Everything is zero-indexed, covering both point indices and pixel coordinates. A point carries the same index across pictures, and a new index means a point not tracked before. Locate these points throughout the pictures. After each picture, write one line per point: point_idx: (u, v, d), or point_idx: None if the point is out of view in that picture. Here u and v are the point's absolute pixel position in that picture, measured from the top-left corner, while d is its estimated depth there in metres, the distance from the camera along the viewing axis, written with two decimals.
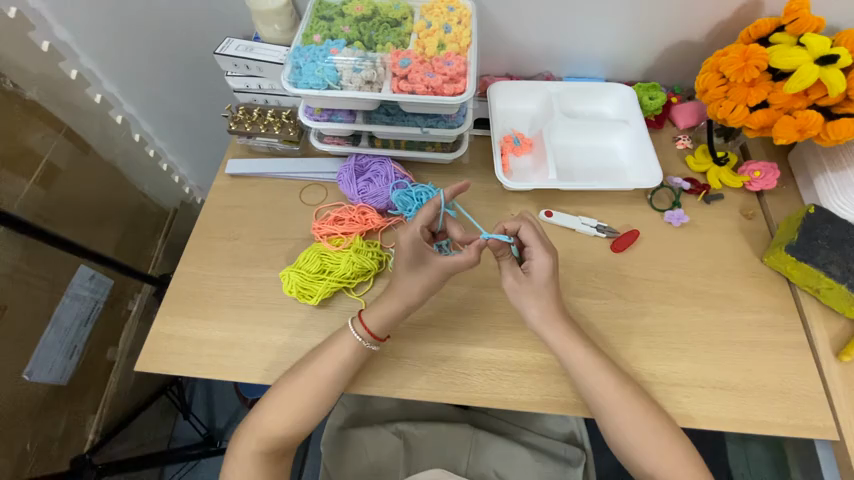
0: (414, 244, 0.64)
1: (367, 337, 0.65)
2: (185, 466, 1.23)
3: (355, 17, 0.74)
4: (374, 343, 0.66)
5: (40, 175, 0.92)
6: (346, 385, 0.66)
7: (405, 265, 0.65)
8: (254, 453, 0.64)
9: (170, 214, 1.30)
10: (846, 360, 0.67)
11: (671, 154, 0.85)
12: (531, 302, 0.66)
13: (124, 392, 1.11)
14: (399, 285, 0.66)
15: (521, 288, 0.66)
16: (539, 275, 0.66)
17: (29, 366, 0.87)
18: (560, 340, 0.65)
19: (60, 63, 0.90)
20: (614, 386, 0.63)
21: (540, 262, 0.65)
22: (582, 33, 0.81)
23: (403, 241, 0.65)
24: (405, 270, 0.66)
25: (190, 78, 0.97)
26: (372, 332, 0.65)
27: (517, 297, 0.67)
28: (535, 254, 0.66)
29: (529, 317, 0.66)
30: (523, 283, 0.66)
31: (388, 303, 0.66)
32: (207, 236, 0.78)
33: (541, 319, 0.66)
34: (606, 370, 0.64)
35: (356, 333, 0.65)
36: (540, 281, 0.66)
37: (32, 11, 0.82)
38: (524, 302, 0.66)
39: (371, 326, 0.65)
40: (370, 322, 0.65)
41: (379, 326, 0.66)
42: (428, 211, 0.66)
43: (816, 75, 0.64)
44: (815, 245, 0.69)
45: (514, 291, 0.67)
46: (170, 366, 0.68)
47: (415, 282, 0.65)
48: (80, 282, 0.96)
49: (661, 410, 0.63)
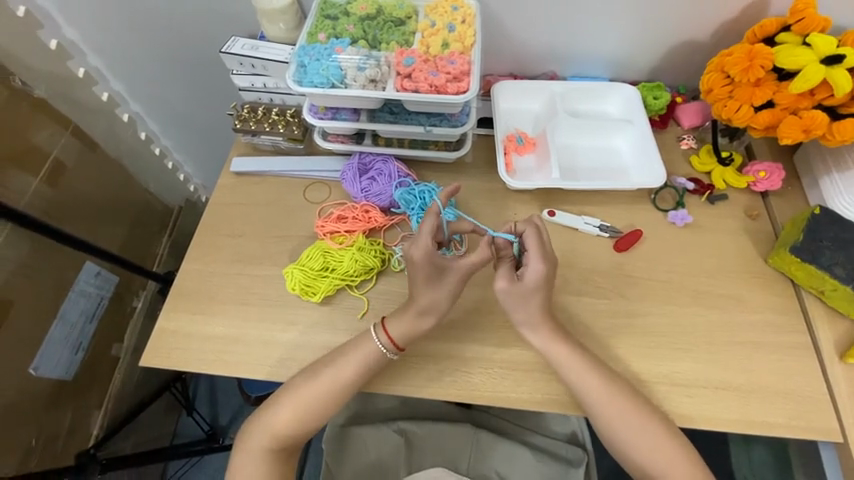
0: (431, 257, 0.64)
1: (390, 346, 0.65)
2: (189, 462, 1.24)
3: (360, 16, 0.75)
4: (394, 353, 0.65)
5: (48, 173, 0.92)
6: (362, 387, 0.66)
7: (424, 278, 0.64)
8: (263, 450, 0.64)
9: (175, 211, 1.31)
10: (850, 362, 0.67)
11: (676, 154, 0.85)
12: (517, 306, 0.65)
13: (129, 388, 1.12)
14: (421, 301, 0.65)
15: (507, 292, 0.65)
16: (528, 283, 0.64)
17: (35, 361, 0.88)
18: (546, 341, 0.65)
19: (69, 62, 0.92)
20: (601, 386, 0.63)
21: (534, 271, 0.64)
22: (587, 32, 0.81)
23: (418, 258, 0.64)
24: (425, 286, 0.65)
25: (197, 77, 0.98)
26: (396, 343, 0.65)
27: (503, 297, 0.65)
28: (532, 262, 0.64)
29: (516, 319, 0.66)
30: (511, 286, 0.65)
31: (410, 319, 0.65)
32: (211, 233, 0.78)
33: (525, 324, 0.66)
34: (598, 370, 0.64)
35: (379, 342, 0.65)
36: (529, 289, 0.64)
37: (40, 10, 0.84)
38: (509, 305, 0.65)
39: (395, 336, 0.65)
40: (394, 332, 0.65)
41: (404, 338, 0.65)
42: (432, 219, 0.66)
43: (823, 75, 0.65)
44: (820, 246, 0.69)
45: (503, 293, 0.65)
46: (174, 362, 0.68)
47: (437, 294, 0.65)
48: (86, 279, 0.99)
49: (656, 408, 0.63)
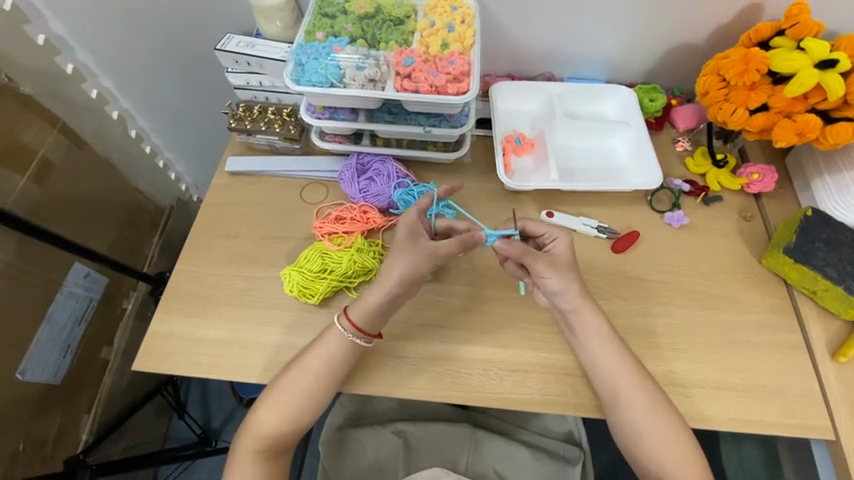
0: (410, 224, 0.67)
1: (350, 328, 0.64)
2: (180, 467, 1.22)
3: (358, 15, 0.74)
4: (357, 337, 0.64)
5: (34, 172, 0.89)
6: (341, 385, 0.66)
7: (396, 248, 0.66)
8: (254, 454, 0.63)
9: (167, 211, 1.29)
10: (842, 360, 0.68)
11: (671, 155, 0.86)
12: (567, 280, 0.66)
13: (120, 392, 1.10)
14: (384, 268, 0.65)
15: (555, 266, 0.66)
16: (562, 256, 0.68)
17: (22, 365, 0.86)
18: (594, 321, 0.66)
19: (57, 58, 0.89)
20: (632, 379, 0.63)
21: (565, 240, 0.68)
22: (584, 34, 0.81)
23: (399, 226, 0.67)
24: (390, 257, 0.65)
25: (189, 74, 0.96)
26: (356, 324, 0.64)
27: (550, 274, 0.66)
28: (556, 236, 0.68)
29: (564, 298, 0.66)
30: (557, 259, 0.67)
31: (371, 292, 0.65)
32: (206, 234, 0.77)
33: (578, 300, 0.66)
34: (628, 361, 0.64)
35: (340, 325, 0.65)
36: (568, 258, 0.68)
37: (27, 4, 0.81)
38: (559, 282, 0.66)
39: (353, 317, 0.64)
40: (353, 312, 0.65)
41: (364, 319, 0.64)
42: (424, 201, 0.71)
43: (816, 80, 0.66)
44: (812, 247, 0.70)
45: (554, 268, 0.66)
46: (168, 366, 0.67)
47: (398, 263, 0.64)
48: (74, 280, 0.97)
49: (672, 404, 0.64)
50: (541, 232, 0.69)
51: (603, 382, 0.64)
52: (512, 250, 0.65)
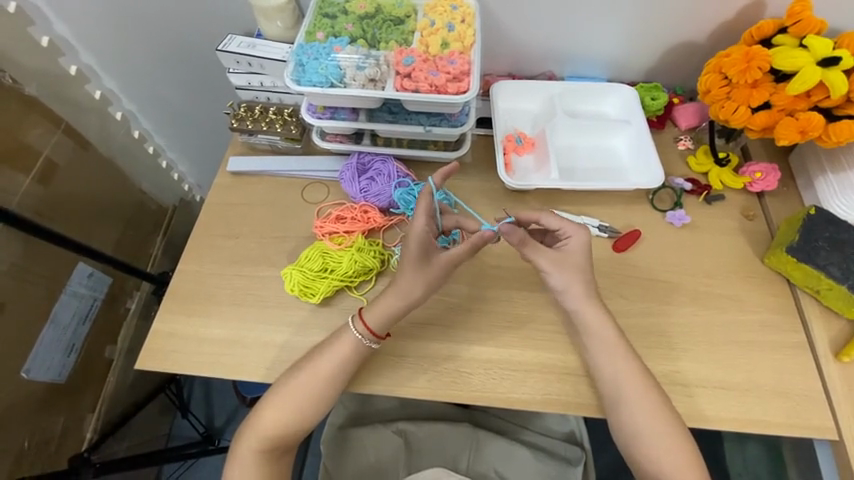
0: (423, 241, 0.64)
1: (368, 335, 0.65)
2: (183, 466, 1.23)
3: (358, 15, 0.74)
4: (374, 342, 0.65)
5: (39, 172, 0.90)
6: (347, 384, 0.66)
7: (412, 264, 0.64)
8: (254, 453, 0.63)
9: (170, 211, 1.29)
10: (846, 360, 0.68)
11: (672, 154, 0.86)
12: (571, 277, 0.67)
13: (124, 390, 1.11)
14: (402, 283, 0.65)
15: (559, 262, 0.67)
16: (573, 253, 0.68)
17: (27, 364, 0.87)
18: (599, 320, 0.66)
19: (61, 58, 0.91)
20: (634, 379, 0.63)
21: (578, 239, 0.68)
22: (584, 33, 0.81)
23: (412, 241, 0.64)
24: (409, 273, 0.65)
25: (191, 75, 0.97)
26: (373, 331, 0.65)
27: (552, 270, 0.67)
28: (571, 234, 0.68)
29: (572, 294, 0.67)
30: (563, 258, 0.67)
31: (388, 301, 0.66)
32: (208, 234, 0.78)
33: (582, 300, 0.67)
34: (633, 359, 0.64)
35: (355, 331, 0.65)
36: (578, 257, 0.68)
37: (30, 6, 0.83)
38: (562, 279, 0.67)
39: (371, 324, 0.65)
40: (370, 320, 0.65)
41: (379, 325, 0.65)
42: (427, 202, 0.66)
43: (819, 77, 0.65)
44: (815, 246, 0.70)
45: (555, 264, 0.67)
46: (169, 364, 0.67)
47: (418, 280, 0.65)
48: (79, 279, 0.98)
49: (673, 404, 0.64)
50: (557, 227, 0.68)
51: (605, 381, 0.64)
52: (516, 236, 0.64)
